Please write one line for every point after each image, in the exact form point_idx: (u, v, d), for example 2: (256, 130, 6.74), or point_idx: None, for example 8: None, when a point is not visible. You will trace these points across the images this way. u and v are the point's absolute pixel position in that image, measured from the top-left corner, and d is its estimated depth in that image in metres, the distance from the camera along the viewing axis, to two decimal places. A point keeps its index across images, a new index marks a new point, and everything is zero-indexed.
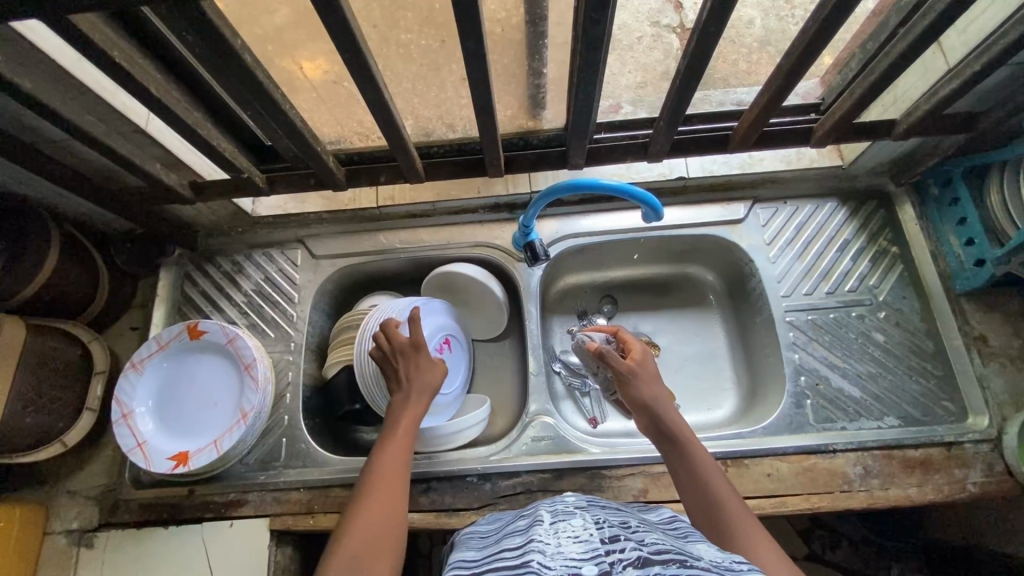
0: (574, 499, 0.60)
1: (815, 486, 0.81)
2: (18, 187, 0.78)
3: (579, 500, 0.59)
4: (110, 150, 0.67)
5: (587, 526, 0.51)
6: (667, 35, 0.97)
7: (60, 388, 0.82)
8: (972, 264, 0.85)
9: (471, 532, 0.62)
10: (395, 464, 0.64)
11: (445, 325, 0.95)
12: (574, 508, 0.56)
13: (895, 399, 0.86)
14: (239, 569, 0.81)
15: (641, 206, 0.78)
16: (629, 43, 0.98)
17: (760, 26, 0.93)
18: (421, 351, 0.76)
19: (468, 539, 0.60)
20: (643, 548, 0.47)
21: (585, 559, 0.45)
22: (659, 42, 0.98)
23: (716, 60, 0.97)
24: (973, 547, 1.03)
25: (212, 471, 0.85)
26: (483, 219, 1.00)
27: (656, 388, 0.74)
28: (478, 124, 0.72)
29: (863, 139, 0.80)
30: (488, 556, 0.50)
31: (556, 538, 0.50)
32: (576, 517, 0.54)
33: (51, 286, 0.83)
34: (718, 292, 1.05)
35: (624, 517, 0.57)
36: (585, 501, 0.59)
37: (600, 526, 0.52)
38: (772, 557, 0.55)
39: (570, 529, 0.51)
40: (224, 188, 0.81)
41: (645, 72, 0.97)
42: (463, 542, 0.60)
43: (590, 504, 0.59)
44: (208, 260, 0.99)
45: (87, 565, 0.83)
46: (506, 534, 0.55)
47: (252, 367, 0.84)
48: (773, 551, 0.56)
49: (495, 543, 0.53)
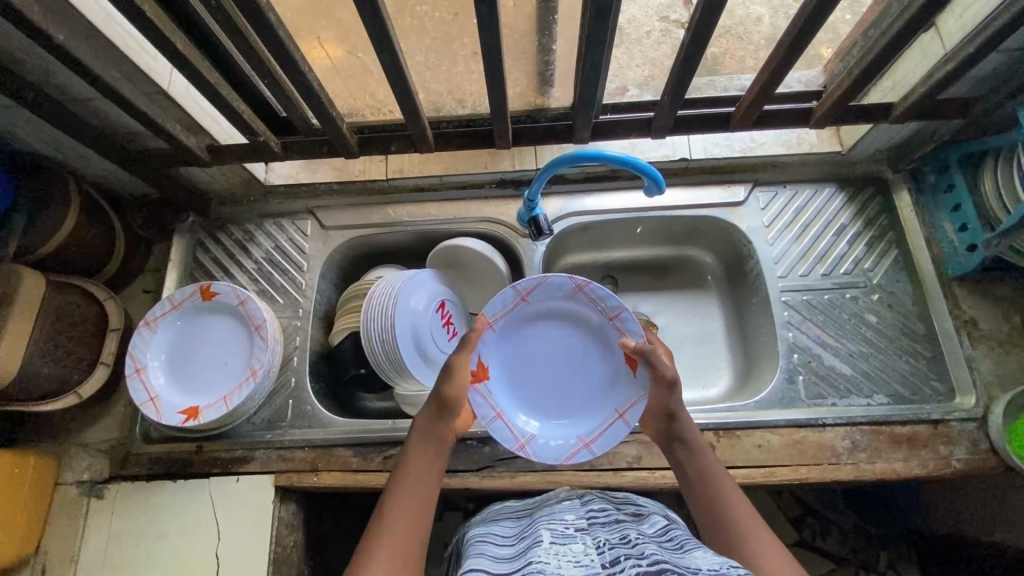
0: (574, 518, 0.64)
1: (804, 457, 0.83)
2: (42, 144, 0.81)
3: (580, 520, 0.63)
4: (131, 106, 0.69)
5: (588, 551, 0.55)
6: (676, 30, 1.01)
7: (75, 341, 0.85)
8: (965, 250, 0.88)
9: (480, 534, 0.65)
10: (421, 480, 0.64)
11: (560, 290, 0.84)
12: (574, 530, 0.60)
13: (884, 377, 0.88)
14: (244, 522, 0.84)
15: (642, 177, 0.80)
16: (637, 38, 1.02)
17: (768, 23, 0.98)
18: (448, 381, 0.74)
19: (480, 543, 0.62)
20: (642, 564, 0.51)
21: None
22: (668, 38, 1.01)
23: (722, 55, 1.01)
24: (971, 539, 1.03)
25: (219, 428, 0.88)
26: (490, 195, 1.02)
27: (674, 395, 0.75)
28: (489, 94, 0.74)
29: (861, 122, 0.83)
30: (490, 570, 0.54)
31: (556, 560, 0.54)
32: (576, 541, 0.58)
33: (70, 242, 0.86)
34: (717, 274, 1.08)
35: (624, 531, 0.60)
36: (586, 521, 0.63)
37: (601, 551, 0.55)
38: (775, 553, 0.57)
39: (570, 553, 0.55)
40: (240, 153, 0.83)
41: (653, 64, 0.99)
42: (472, 545, 0.63)
43: (591, 525, 0.63)
44: (220, 227, 1.02)
45: (97, 514, 0.86)
46: (508, 551, 0.59)
47: (262, 329, 0.87)
48: (776, 549, 0.57)
49: (504, 558, 0.58)
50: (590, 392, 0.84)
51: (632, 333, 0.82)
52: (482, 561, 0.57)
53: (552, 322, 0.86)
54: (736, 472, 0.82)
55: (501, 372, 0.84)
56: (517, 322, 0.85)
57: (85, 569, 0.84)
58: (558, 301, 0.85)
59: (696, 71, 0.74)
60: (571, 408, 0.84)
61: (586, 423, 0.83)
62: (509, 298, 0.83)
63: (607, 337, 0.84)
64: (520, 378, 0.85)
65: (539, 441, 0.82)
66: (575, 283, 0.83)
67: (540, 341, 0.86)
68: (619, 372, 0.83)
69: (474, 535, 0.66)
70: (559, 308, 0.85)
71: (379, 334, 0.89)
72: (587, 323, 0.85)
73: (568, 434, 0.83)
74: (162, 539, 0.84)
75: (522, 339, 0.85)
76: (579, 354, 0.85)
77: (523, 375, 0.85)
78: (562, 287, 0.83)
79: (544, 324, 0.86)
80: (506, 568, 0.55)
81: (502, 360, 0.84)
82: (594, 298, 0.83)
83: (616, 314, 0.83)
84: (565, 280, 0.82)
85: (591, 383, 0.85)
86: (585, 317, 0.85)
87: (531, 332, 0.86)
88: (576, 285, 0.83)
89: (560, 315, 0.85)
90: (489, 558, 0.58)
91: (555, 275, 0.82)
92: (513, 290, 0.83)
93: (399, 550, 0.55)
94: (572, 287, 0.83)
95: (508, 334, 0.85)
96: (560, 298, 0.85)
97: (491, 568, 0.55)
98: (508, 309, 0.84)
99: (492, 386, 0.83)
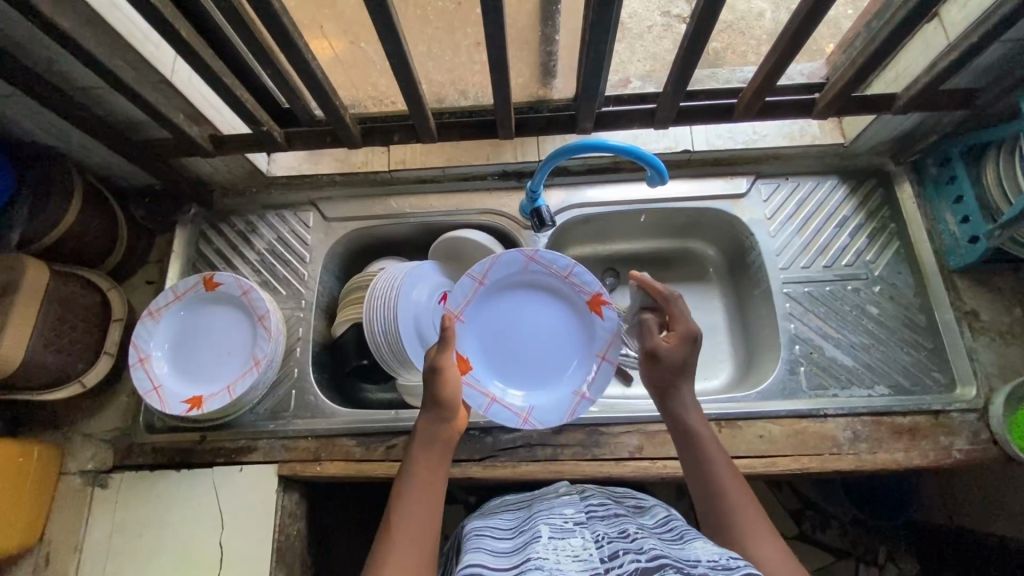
0: (573, 512, 0.64)
1: (805, 447, 0.83)
2: (45, 133, 0.81)
3: (578, 514, 0.64)
4: (135, 94, 0.69)
5: (587, 545, 0.55)
6: (677, 25, 1.00)
7: (78, 331, 0.85)
8: (967, 242, 0.88)
9: (477, 530, 0.65)
10: (426, 492, 0.63)
11: (512, 264, 0.88)
12: (573, 525, 0.60)
13: (885, 368, 0.89)
14: (247, 511, 0.85)
15: (647, 168, 0.80)
16: (639, 32, 1.01)
17: (770, 18, 0.97)
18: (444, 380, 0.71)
19: (478, 538, 0.63)
20: (641, 559, 0.51)
21: None
22: (669, 32, 1.00)
23: (723, 49, 1.00)
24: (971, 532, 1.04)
25: (223, 418, 0.88)
26: (492, 186, 1.02)
27: (686, 354, 0.72)
28: (492, 82, 0.74)
29: (864, 113, 0.83)
30: (489, 567, 0.54)
31: (555, 554, 0.54)
32: (575, 535, 0.58)
33: (74, 232, 0.86)
34: (718, 266, 1.08)
35: (622, 526, 0.60)
36: (584, 515, 0.63)
37: (600, 545, 0.56)
38: (774, 552, 0.56)
39: (569, 547, 0.55)
40: (243, 143, 0.84)
41: (654, 59, 0.99)
42: (470, 540, 0.63)
43: (590, 519, 0.63)
44: (222, 219, 1.02)
45: (102, 503, 0.87)
46: (506, 547, 0.59)
47: (266, 319, 0.87)
48: (774, 546, 0.56)
49: (503, 555, 0.58)
50: (566, 350, 0.90)
51: (588, 285, 0.89)
52: (480, 556, 0.57)
53: (513, 296, 0.90)
54: (738, 461, 0.82)
55: (482, 355, 0.88)
56: (481, 305, 0.89)
57: (91, 557, 0.85)
58: (514, 275, 0.89)
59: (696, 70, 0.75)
60: (556, 368, 0.89)
61: (573, 379, 0.88)
62: (468, 286, 0.87)
63: (568, 297, 0.90)
64: (501, 353, 0.89)
65: (539, 407, 0.86)
66: (524, 255, 0.88)
67: (509, 316, 0.90)
68: (585, 322, 0.90)
69: (473, 529, 0.66)
70: (516, 283, 0.90)
71: (382, 325, 0.89)
72: (545, 288, 0.90)
73: (562, 395, 0.87)
74: (167, 528, 0.85)
75: (492, 319, 0.89)
76: (545, 317, 0.90)
77: (504, 351, 0.89)
78: (513, 261, 0.88)
79: (509, 299, 0.90)
80: (505, 563, 0.55)
81: (479, 345, 0.88)
82: (544, 264, 0.89)
83: (569, 273, 0.89)
84: (515, 255, 0.87)
85: (566, 343, 0.90)
86: (542, 283, 0.90)
87: (500, 310, 0.89)
88: (527, 256, 0.88)
89: (519, 287, 0.90)
90: (488, 553, 0.58)
91: (504, 253, 0.87)
92: (469, 278, 0.87)
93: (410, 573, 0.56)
94: (522, 260, 0.88)
95: (479, 318, 0.88)
96: (515, 272, 0.89)
97: (491, 563, 0.55)
98: (470, 296, 0.88)
99: (478, 372, 0.86)
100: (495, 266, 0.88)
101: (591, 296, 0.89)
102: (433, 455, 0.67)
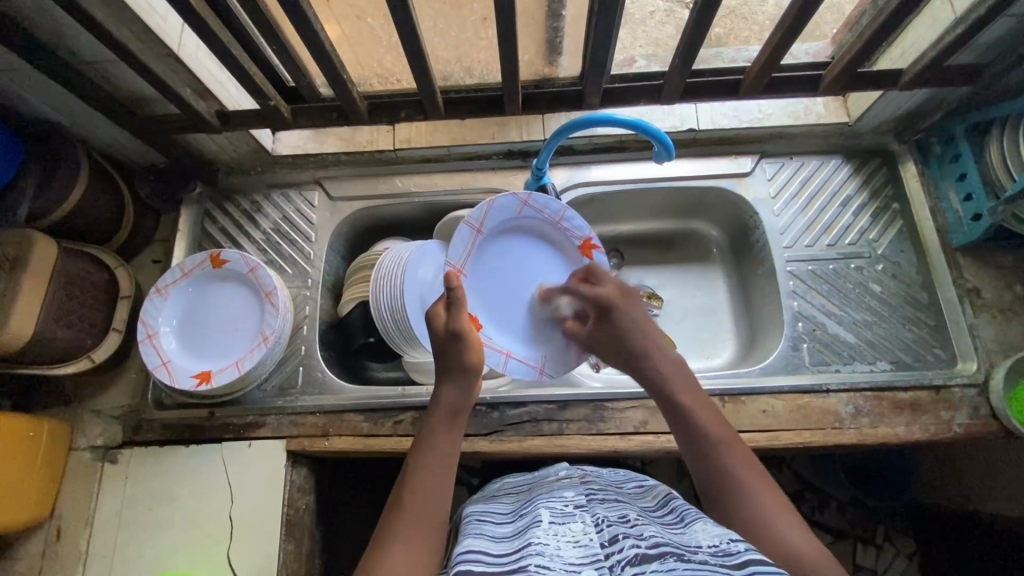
0: (573, 495, 0.63)
1: (807, 422, 0.85)
2: (51, 108, 0.81)
3: (579, 496, 0.62)
4: (142, 66, 0.69)
5: (587, 530, 0.54)
6: (679, 10, 0.96)
7: (87, 307, 0.86)
8: (970, 219, 0.88)
9: (477, 513, 0.65)
10: (441, 459, 0.64)
11: (506, 210, 0.87)
12: (574, 509, 0.59)
13: (887, 345, 0.90)
14: (257, 486, 0.86)
15: (653, 143, 0.81)
16: (640, 17, 0.96)
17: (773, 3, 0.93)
18: (468, 346, 0.71)
19: (478, 521, 0.62)
20: (642, 544, 0.50)
21: (585, 564, 0.49)
22: (671, 17, 0.97)
23: (726, 36, 0.96)
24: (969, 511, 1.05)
25: (231, 393, 0.88)
26: (496, 166, 1.03)
27: (608, 329, 0.78)
28: (501, 57, 0.74)
29: (870, 88, 0.83)
30: (487, 553, 0.53)
31: (555, 540, 0.53)
32: (575, 520, 0.57)
33: (81, 209, 0.86)
34: (722, 246, 1.08)
35: (622, 509, 0.59)
36: (585, 497, 0.62)
37: (600, 529, 0.54)
38: (790, 520, 0.57)
39: (570, 532, 0.54)
40: (250, 118, 0.84)
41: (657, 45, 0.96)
42: (469, 524, 0.62)
43: (591, 502, 0.61)
44: (227, 198, 1.02)
45: (111, 478, 0.88)
46: (506, 530, 0.59)
47: (273, 295, 0.88)
48: (793, 519, 0.57)
49: (501, 538, 0.57)
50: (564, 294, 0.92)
51: (579, 230, 0.91)
52: (478, 541, 0.56)
53: (510, 240, 0.90)
54: (742, 435, 0.84)
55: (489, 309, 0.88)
56: (479, 254, 0.88)
57: (101, 530, 0.86)
58: (509, 221, 0.89)
59: (703, 44, 0.75)
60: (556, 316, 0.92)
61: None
62: (466, 234, 0.85)
63: (560, 240, 0.92)
64: (503, 306, 0.89)
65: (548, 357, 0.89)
66: (519, 199, 0.87)
67: (507, 262, 0.90)
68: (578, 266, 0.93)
69: (471, 513, 0.65)
70: (511, 227, 0.90)
71: (389, 301, 0.90)
72: (540, 232, 0.92)
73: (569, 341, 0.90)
74: (176, 501, 0.86)
75: (491, 269, 0.89)
76: (542, 262, 0.92)
77: (504, 303, 0.89)
78: (506, 206, 0.87)
79: (505, 245, 0.90)
80: (503, 548, 0.54)
81: (483, 299, 0.88)
82: (538, 208, 0.89)
83: (561, 216, 0.90)
84: (510, 198, 0.87)
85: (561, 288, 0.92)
86: (535, 226, 0.91)
87: (497, 259, 0.89)
88: (520, 200, 0.87)
89: (512, 233, 0.90)
90: (485, 538, 0.57)
91: (499, 197, 0.86)
92: (468, 227, 0.85)
93: (420, 538, 0.58)
94: (517, 203, 0.88)
95: (480, 270, 0.88)
96: (509, 217, 0.89)
97: (490, 549, 0.54)
98: (467, 247, 0.86)
99: (489, 329, 0.87)
100: (489, 213, 0.86)
101: (581, 241, 0.92)
102: (450, 426, 0.68)
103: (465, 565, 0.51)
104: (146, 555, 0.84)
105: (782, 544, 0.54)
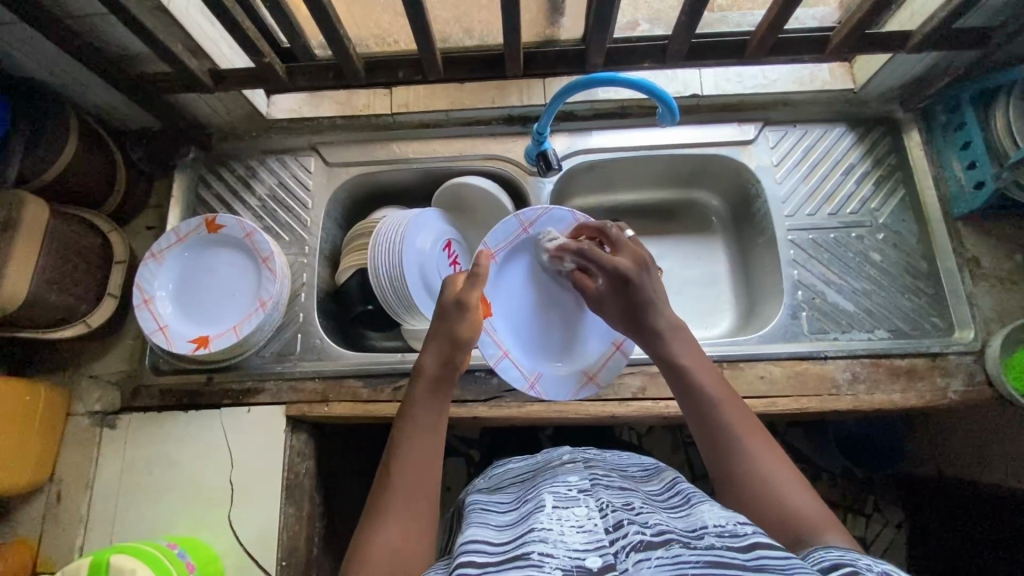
0: (576, 479, 0.61)
1: (805, 389, 0.85)
2: (36, 65, 0.79)
3: (582, 481, 0.61)
4: (131, 17, 0.67)
5: (591, 514, 0.53)
6: None
7: (80, 271, 0.84)
8: (972, 187, 0.88)
9: (480, 503, 0.64)
10: (427, 432, 0.63)
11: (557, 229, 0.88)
12: (577, 493, 0.58)
13: (885, 313, 0.90)
14: (258, 451, 0.86)
15: (657, 104, 0.79)
16: None
17: None
18: (465, 318, 0.69)
19: (481, 511, 0.61)
20: (647, 531, 0.49)
21: (588, 550, 0.48)
22: None
23: (731, 5, 0.94)
24: (957, 482, 1.06)
25: (228, 359, 0.88)
26: (496, 131, 1.00)
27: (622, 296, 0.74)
28: (504, 15, 0.71)
29: (877, 51, 0.81)
30: (492, 541, 0.52)
31: (559, 526, 0.52)
32: (579, 504, 0.56)
33: (73, 172, 0.84)
34: (723, 216, 1.08)
35: (628, 495, 0.58)
36: (588, 482, 0.61)
37: (604, 513, 0.53)
38: (804, 496, 0.56)
39: (573, 518, 0.53)
40: (246, 78, 0.82)
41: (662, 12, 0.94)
42: (471, 513, 0.62)
43: (594, 486, 0.60)
44: (221, 163, 1.00)
45: (111, 443, 0.88)
46: (509, 519, 0.58)
47: (270, 261, 0.86)
48: (807, 495, 0.56)
49: (502, 528, 0.56)
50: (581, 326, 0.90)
51: None
52: (486, 530, 0.55)
53: None
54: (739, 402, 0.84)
55: (503, 308, 0.88)
56: (517, 254, 0.89)
57: (102, 493, 0.86)
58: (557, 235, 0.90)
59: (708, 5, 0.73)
60: (565, 341, 0.89)
61: (575, 355, 0.89)
62: (513, 227, 0.87)
63: None
64: (516, 312, 0.89)
65: (545, 375, 0.86)
66: (575, 220, 0.88)
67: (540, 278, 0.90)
68: None
69: (474, 503, 0.65)
70: None
71: (386, 270, 0.88)
72: None
73: (574, 367, 0.87)
74: (177, 465, 0.86)
75: (521, 277, 0.90)
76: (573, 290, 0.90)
77: (521, 312, 0.89)
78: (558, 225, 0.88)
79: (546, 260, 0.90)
80: (506, 537, 0.53)
81: (502, 292, 0.88)
82: None
83: None
84: (566, 213, 0.88)
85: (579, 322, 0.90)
86: None
87: (530, 268, 0.90)
88: (576, 220, 0.88)
89: None
90: (487, 529, 0.56)
91: (559, 208, 0.88)
92: (518, 221, 0.87)
93: (414, 515, 0.57)
94: (572, 221, 0.88)
95: (510, 267, 0.89)
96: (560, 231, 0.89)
97: (494, 537, 0.53)
98: (509, 238, 0.88)
99: (496, 324, 0.86)
100: (539, 222, 0.88)
101: None
102: (435, 394, 0.65)
103: (468, 555, 0.50)
104: (148, 517, 0.85)
105: (788, 510, 0.55)
